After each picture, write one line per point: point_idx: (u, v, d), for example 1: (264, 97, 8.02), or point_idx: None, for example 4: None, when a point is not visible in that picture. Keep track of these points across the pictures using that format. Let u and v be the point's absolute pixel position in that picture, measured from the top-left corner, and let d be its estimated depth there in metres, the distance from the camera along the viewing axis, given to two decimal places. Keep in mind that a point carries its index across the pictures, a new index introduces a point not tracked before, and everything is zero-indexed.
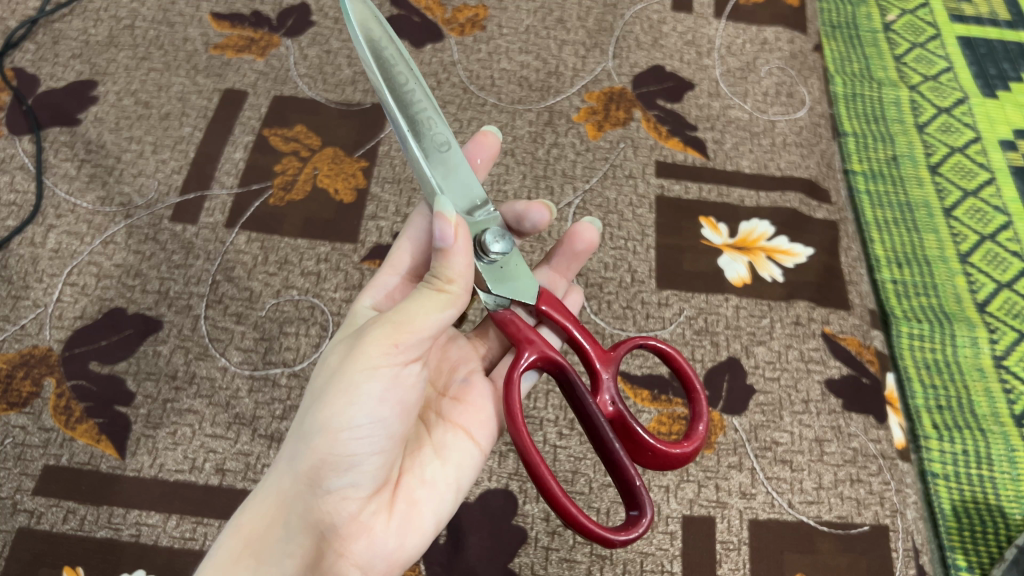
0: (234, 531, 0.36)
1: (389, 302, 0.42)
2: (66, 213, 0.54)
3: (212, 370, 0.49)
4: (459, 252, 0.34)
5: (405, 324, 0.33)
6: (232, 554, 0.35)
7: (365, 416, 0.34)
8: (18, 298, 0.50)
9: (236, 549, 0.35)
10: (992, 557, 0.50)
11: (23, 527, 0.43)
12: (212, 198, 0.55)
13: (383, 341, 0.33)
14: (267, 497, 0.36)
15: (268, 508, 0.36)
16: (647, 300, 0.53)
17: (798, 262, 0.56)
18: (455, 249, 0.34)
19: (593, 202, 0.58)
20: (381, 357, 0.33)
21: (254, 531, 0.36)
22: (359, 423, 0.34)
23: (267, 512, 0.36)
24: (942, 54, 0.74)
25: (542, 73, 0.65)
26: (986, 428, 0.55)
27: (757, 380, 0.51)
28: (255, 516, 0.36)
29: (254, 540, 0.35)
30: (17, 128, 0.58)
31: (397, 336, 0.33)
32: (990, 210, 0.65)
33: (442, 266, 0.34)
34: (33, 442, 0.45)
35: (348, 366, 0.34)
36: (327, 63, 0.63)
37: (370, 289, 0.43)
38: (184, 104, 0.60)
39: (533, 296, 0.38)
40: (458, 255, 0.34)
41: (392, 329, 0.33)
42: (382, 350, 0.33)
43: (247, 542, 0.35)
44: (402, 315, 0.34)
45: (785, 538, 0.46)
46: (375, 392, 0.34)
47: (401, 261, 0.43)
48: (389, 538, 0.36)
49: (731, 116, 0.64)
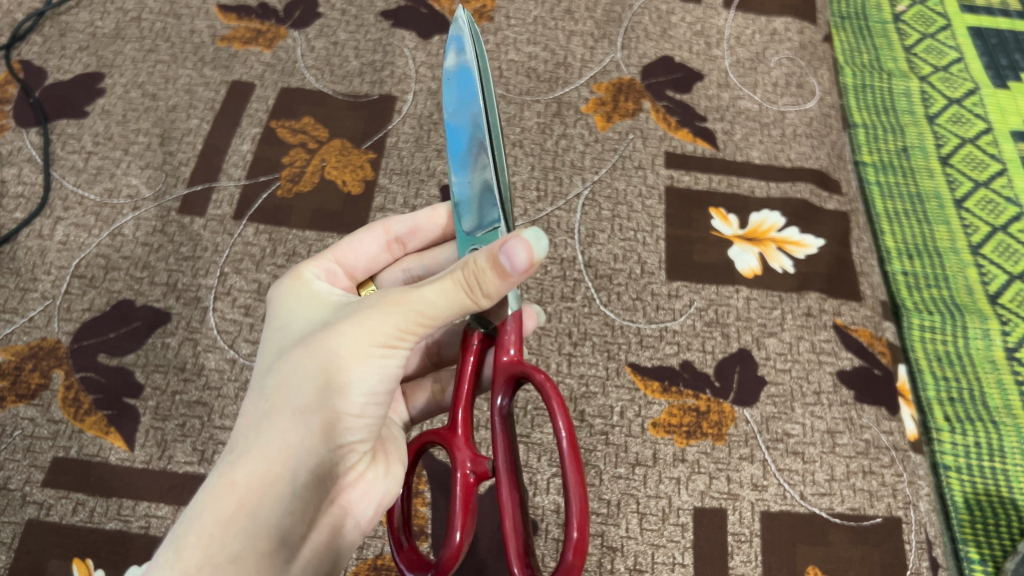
0: (225, 489, 0.32)
1: (331, 284, 0.42)
2: (74, 206, 0.54)
3: (220, 363, 0.48)
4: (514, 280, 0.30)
5: (430, 315, 0.32)
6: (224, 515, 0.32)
7: (377, 385, 0.34)
8: (26, 290, 0.50)
9: (229, 511, 0.32)
10: (1004, 550, 0.50)
11: (32, 518, 0.43)
12: (219, 190, 0.55)
13: (407, 324, 0.32)
14: (265, 456, 0.33)
15: (271, 468, 0.33)
16: (658, 291, 0.53)
17: (809, 253, 0.56)
18: (513, 279, 0.30)
19: (602, 193, 0.58)
20: (397, 337, 0.33)
21: (251, 493, 0.32)
22: (370, 391, 0.34)
23: (268, 473, 0.33)
24: (952, 45, 0.73)
25: (550, 64, 0.64)
26: (998, 420, 0.54)
27: (768, 371, 0.51)
28: (253, 476, 0.32)
29: (249, 500, 0.32)
30: (25, 120, 0.58)
31: (416, 323, 0.32)
32: (1002, 201, 0.64)
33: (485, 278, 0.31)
34: (42, 434, 0.45)
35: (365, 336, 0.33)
36: (334, 54, 0.63)
37: (316, 262, 0.42)
38: (191, 96, 0.60)
39: None
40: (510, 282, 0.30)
41: (416, 313, 0.32)
42: (401, 328, 0.33)
43: (241, 502, 0.32)
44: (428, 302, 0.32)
45: (797, 530, 0.46)
46: (388, 364, 0.33)
47: (344, 256, 0.43)
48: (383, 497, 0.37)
49: (741, 107, 0.63)
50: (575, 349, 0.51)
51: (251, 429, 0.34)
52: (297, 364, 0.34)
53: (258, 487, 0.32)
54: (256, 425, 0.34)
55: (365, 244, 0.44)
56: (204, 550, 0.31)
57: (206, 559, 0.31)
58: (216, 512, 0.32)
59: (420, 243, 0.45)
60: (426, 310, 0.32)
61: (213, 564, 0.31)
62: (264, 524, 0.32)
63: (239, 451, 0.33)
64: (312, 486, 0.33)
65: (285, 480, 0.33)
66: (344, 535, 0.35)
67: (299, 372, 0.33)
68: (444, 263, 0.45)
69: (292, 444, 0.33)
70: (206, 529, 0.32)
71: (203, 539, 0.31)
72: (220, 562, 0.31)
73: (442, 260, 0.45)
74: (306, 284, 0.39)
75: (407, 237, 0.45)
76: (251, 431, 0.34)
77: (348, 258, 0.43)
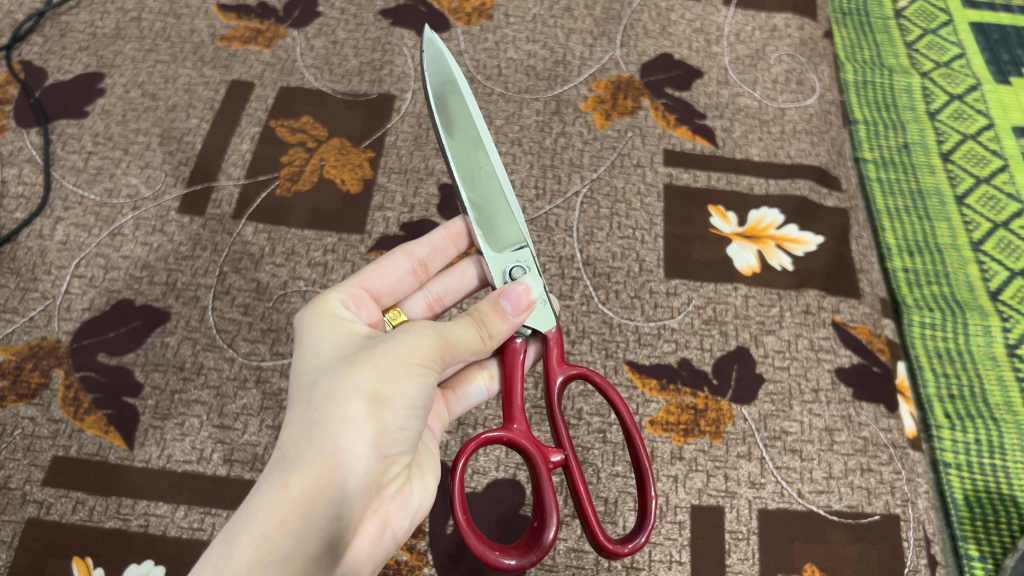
0: (278, 492, 0.32)
1: (359, 309, 0.42)
2: (74, 205, 0.54)
3: (220, 362, 0.49)
4: (513, 320, 0.37)
5: (454, 345, 0.36)
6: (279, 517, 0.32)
7: (416, 401, 0.35)
8: (26, 290, 0.50)
9: (283, 513, 0.32)
10: (1004, 547, 0.50)
11: (32, 517, 0.43)
12: (219, 189, 0.55)
13: (437, 350, 0.35)
14: (316, 462, 0.33)
15: (323, 474, 0.33)
16: (656, 289, 0.53)
17: (808, 250, 0.56)
18: (515, 318, 0.37)
19: (601, 191, 0.58)
20: (430, 361, 0.35)
21: (304, 496, 0.32)
22: (411, 407, 0.35)
23: (319, 478, 0.33)
24: (954, 40, 0.73)
25: (549, 62, 0.64)
26: (999, 417, 0.54)
27: (766, 369, 0.51)
28: (307, 481, 0.33)
29: (302, 503, 0.32)
30: (25, 120, 0.58)
31: (444, 352, 0.36)
32: (1003, 197, 0.64)
33: (491, 320, 0.36)
34: (42, 434, 0.46)
35: (404, 356, 0.35)
36: (333, 53, 0.63)
37: (341, 288, 0.42)
38: (191, 95, 0.60)
39: (548, 323, 0.40)
40: (509, 321, 0.37)
41: (445, 340, 0.36)
42: (434, 353, 0.35)
43: (295, 507, 0.32)
44: (454, 334, 0.36)
45: (795, 528, 0.46)
46: (426, 380, 0.35)
47: (369, 279, 0.44)
48: (414, 512, 0.38)
49: (740, 104, 0.63)
50: (573, 347, 0.51)
51: (297, 441, 0.34)
52: (344, 377, 0.35)
53: (311, 491, 0.33)
54: (305, 434, 0.34)
55: (390, 268, 0.45)
56: (258, 549, 0.31)
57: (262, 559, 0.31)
58: (269, 514, 0.32)
59: (440, 263, 0.46)
60: (453, 339, 0.36)
61: (267, 563, 0.31)
62: (317, 527, 0.32)
63: (290, 461, 0.34)
64: (359, 493, 0.34)
65: (335, 485, 0.33)
66: (378, 547, 0.36)
67: (345, 385, 0.34)
68: (463, 280, 0.47)
69: (340, 451, 0.34)
70: (261, 529, 0.31)
71: (259, 539, 0.31)
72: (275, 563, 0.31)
73: (460, 278, 0.47)
74: (331, 309, 0.40)
75: (429, 258, 0.46)
76: (300, 441, 0.34)
77: (373, 282, 0.44)
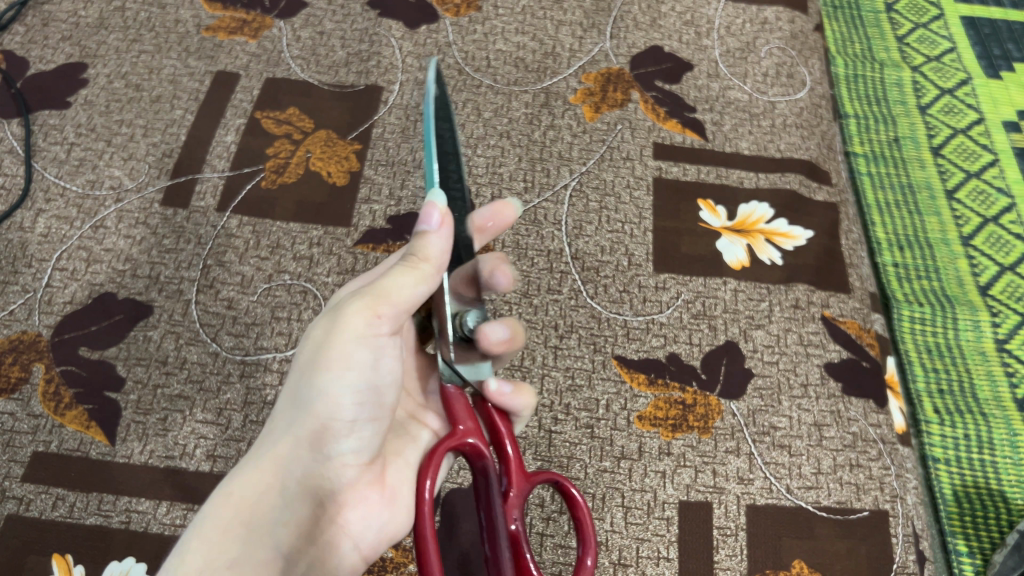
0: (223, 500, 0.33)
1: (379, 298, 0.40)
2: (56, 197, 0.53)
3: (202, 356, 0.48)
4: (438, 233, 0.33)
5: (382, 294, 0.33)
6: (224, 521, 0.32)
7: (360, 380, 0.34)
8: (6, 283, 0.50)
9: (226, 518, 0.32)
10: (993, 542, 0.49)
11: (11, 514, 0.43)
12: (203, 181, 0.55)
13: (364, 311, 0.33)
14: (258, 466, 0.34)
15: (263, 478, 0.34)
16: (645, 284, 0.53)
17: (797, 244, 0.56)
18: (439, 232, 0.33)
19: (590, 184, 0.57)
20: (364, 328, 0.33)
21: (248, 498, 0.33)
22: (354, 388, 0.34)
23: (262, 481, 0.34)
24: (945, 34, 0.73)
25: (539, 54, 0.64)
26: (988, 412, 0.54)
27: (755, 364, 0.50)
28: (251, 485, 0.33)
29: (245, 507, 0.33)
30: (6, 111, 0.57)
31: (375, 307, 0.33)
32: (993, 191, 0.64)
33: (421, 246, 0.33)
34: (21, 429, 0.45)
35: (338, 331, 0.33)
36: (320, 44, 0.62)
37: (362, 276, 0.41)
38: (175, 86, 0.59)
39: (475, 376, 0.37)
40: (437, 236, 0.33)
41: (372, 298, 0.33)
42: (363, 316, 0.33)
43: (242, 512, 0.33)
44: (382, 284, 0.33)
45: (783, 524, 0.45)
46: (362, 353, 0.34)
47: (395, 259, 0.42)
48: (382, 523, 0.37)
49: (730, 97, 0.63)
50: (561, 341, 0.50)
51: (256, 448, 0.35)
52: (296, 379, 0.35)
53: (256, 494, 0.33)
54: (262, 442, 0.35)
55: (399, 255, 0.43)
56: (203, 556, 0.31)
57: (207, 563, 0.31)
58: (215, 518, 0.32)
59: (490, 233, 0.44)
60: (385, 288, 0.33)
61: (213, 567, 0.31)
62: (259, 532, 0.33)
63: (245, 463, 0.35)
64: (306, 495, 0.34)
65: (277, 488, 0.34)
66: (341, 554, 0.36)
67: (296, 385, 0.35)
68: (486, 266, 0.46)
69: (281, 454, 0.34)
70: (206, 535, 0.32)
71: (205, 545, 0.31)
72: (219, 568, 0.31)
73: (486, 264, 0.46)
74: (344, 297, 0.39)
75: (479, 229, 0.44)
76: (256, 449, 0.35)
77: None
